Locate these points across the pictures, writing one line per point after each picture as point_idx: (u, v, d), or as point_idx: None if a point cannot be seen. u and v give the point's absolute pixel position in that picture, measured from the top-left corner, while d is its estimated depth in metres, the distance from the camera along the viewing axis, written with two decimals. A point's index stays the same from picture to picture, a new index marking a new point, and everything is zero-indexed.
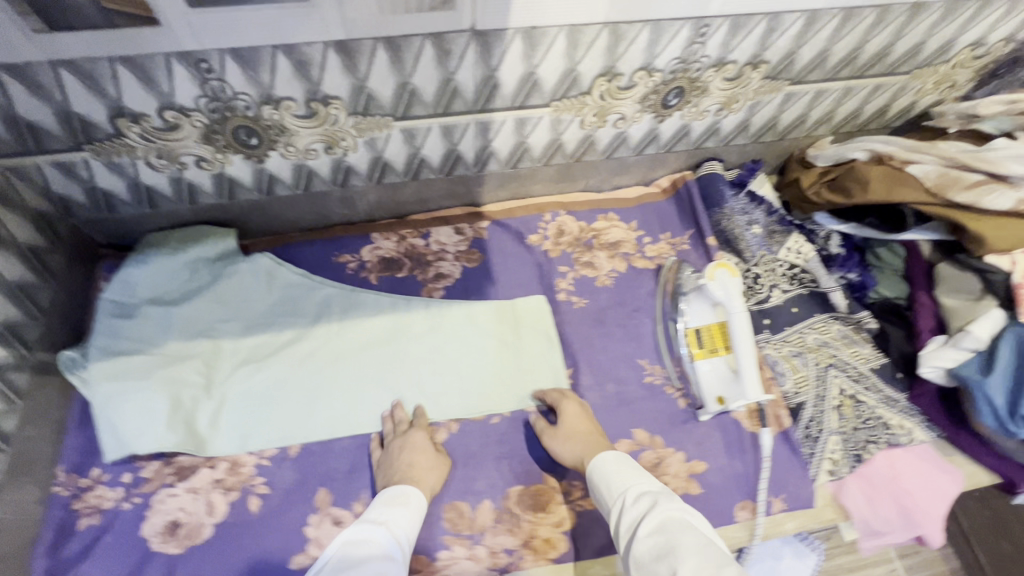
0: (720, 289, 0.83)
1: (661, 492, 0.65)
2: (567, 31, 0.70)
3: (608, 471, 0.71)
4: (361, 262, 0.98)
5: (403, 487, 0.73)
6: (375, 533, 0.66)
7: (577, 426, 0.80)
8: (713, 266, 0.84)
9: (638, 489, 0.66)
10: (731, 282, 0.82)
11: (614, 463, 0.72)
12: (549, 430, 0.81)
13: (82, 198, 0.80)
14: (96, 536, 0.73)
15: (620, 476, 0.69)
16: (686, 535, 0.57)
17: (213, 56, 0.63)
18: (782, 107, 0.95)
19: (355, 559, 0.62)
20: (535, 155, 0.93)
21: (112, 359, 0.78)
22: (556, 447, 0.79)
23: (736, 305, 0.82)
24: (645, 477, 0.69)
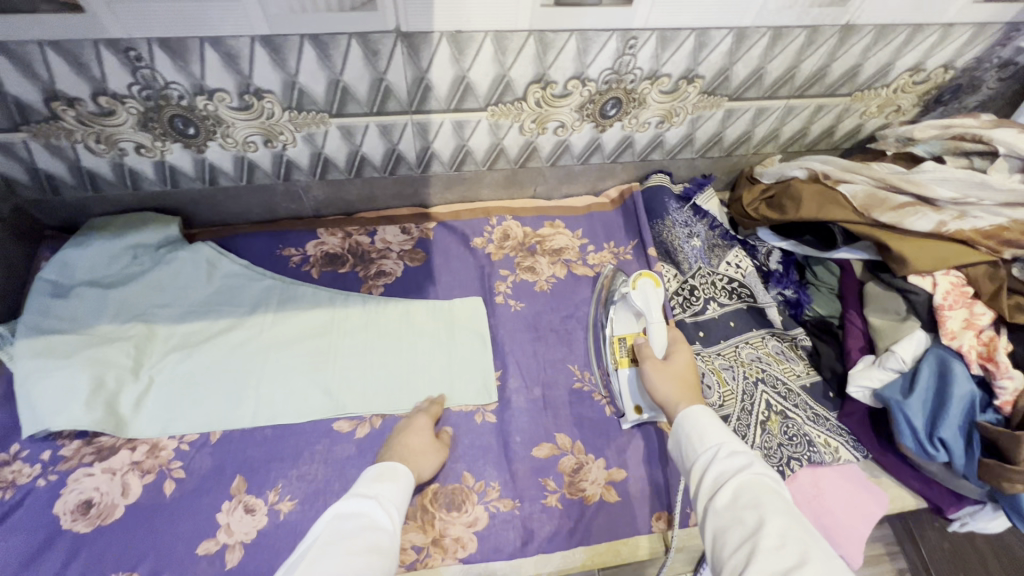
0: (641, 297, 0.87)
1: (756, 457, 0.58)
2: (493, 36, 0.72)
3: (699, 422, 0.63)
4: (305, 256, 0.99)
5: (391, 463, 0.70)
6: (365, 506, 0.61)
7: (689, 371, 0.75)
8: (637, 275, 0.89)
9: (732, 445, 0.60)
10: (654, 291, 0.87)
11: (704, 415, 0.64)
12: (658, 365, 0.75)
13: (26, 178, 0.82)
14: (8, 511, 0.74)
15: (711, 427, 0.63)
16: (775, 502, 0.52)
17: (140, 44, 0.66)
18: (724, 123, 0.96)
19: (347, 530, 0.57)
20: (478, 158, 0.95)
21: (40, 336, 0.79)
22: (650, 379, 0.74)
23: (655, 313, 0.86)
24: (736, 437, 0.62)
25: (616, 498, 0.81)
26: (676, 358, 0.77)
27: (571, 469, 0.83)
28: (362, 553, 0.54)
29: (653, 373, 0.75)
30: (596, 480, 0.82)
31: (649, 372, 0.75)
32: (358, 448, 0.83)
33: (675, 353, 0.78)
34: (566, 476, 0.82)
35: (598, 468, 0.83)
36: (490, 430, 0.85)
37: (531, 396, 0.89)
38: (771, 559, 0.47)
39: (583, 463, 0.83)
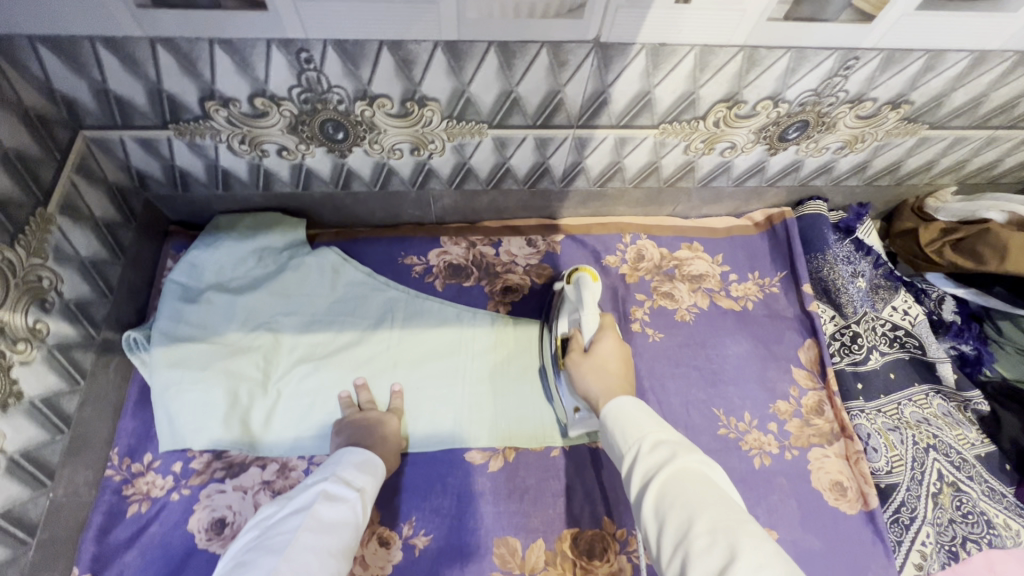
0: (575, 293, 0.79)
1: (681, 445, 0.54)
2: (699, 50, 0.63)
3: (621, 419, 0.59)
4: (428, 266, 0.93)
5: (371, 456, 0.70)
6: (349, 496, 0.64)
7: (612, 360, 0.71)
8: (574, 270, 0.81)
9: (656, 438, 0.55)
10: (589, 285, 0.78)
11: (629, 406, 0.61)
12: (578, 359, 0.72)
13: (159, 174, 0.77)
14: (143, 525, 0.70)
15: (632, 423, 0.58)
16: (705, 494, 0.47)
17: (315, 46, 0.59)
18: (911, 151, 0.85)
19: (327, 524, 0.60)
20: (627, 176, 0.86)
21: (174, 344, 0.76)
22: (575, 377, 0.72)
23: (589, 305, 0.77)
24: (663, 426, 0.57)
25: None
26: (601, 348, 0.72)
27: None
28: (336, 558, 0.57)
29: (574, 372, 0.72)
30: None
31: (573, 369, 0.72)
32: (492, 482, 0.78)
33: (600, 340, 0.73)
34: None
35: None
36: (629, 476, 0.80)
37: None
38: (701, 563, 0.42)
39: None
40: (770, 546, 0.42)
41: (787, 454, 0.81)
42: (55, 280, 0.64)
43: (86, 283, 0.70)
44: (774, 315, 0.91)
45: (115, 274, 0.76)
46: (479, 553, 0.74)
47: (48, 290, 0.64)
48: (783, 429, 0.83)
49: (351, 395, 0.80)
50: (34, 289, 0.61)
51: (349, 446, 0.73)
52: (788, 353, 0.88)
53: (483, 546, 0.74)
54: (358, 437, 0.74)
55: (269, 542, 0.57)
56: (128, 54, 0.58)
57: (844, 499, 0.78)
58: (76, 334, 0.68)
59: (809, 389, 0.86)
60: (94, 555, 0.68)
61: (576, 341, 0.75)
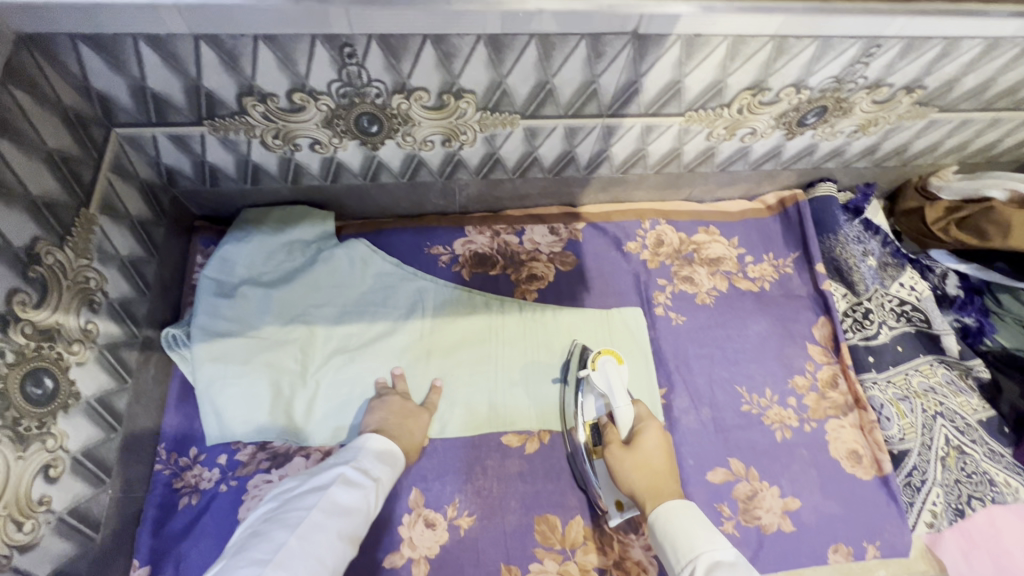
0: (601, 379, 0.78)
1: (739, 571, 0.55)
2: (731, 41, 0.65)
3: (676, 528, 0.61)
4: (453, 255, 0.94)
5: (394, 446, 0.73)
6: (367, 483, 0.66)
7: (656, 453, 0.71)
8: (598, 354, 0.80)
9: (713, 560, 0.56)
10: (616, 371, 0.78)
11: (685, 518, 0.62)
12: (620, 454, 0.72)
13: (188, 170, 0.77)
14: (196, 516, 0.72)
15: (691, 539, 0.59)
16: None
17: (359, 40, 0.59)
18: (919, 134, 0.88)
19: (340, 508, 0.62)
20: (649, 162, 0.88)
21: (214, 340, 0.77)
22: (616, 471, 0.71)
23: (619, 395, 0.76)
24: (721, 544, 0.58)
25: (791, 528, 0.79)
26: (644, 438, 0.72)
27: (746, 496, 0.81)
28: (344, 541, 0.60)
29: (615, 466, 0.72)
30: (771, 508, 0.80)
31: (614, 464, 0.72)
32: (529, 464, 0.81)
33: (640, 432, 0.73)
34: (740, 503, 0.80)
35: (773, 497, 0.81)
36: None
37: (700, 417, 0.86)
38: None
39: (758, 491, 0.81)
40: None
41: (806, 426, 0.86)
42: (100, 280, 0.64)
43: (126, 282, 0.70)
44: (789, 295, 0.95)
45: (151, 271, 0.76)
46: (521, 530, 0.77)
47: (95, 290, 0.63)
48: (801, 403, 0.87)
49: (388, 383, 0.83)
50: (83, 289, 0.61)
51: (373, 431, 0.74)
52: (804, 330, 0.93)
53: (526, 523, 0.78)
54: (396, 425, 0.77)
55: (283, 513, 0.60)
56: (170, 51, 0.58)
57: (859, 466, 0.84)
58: (121, 332, 0.69)
59: (824, 364, 0.90)
60: (152, 547, 0.70)
61: (612, 433, 0.75)
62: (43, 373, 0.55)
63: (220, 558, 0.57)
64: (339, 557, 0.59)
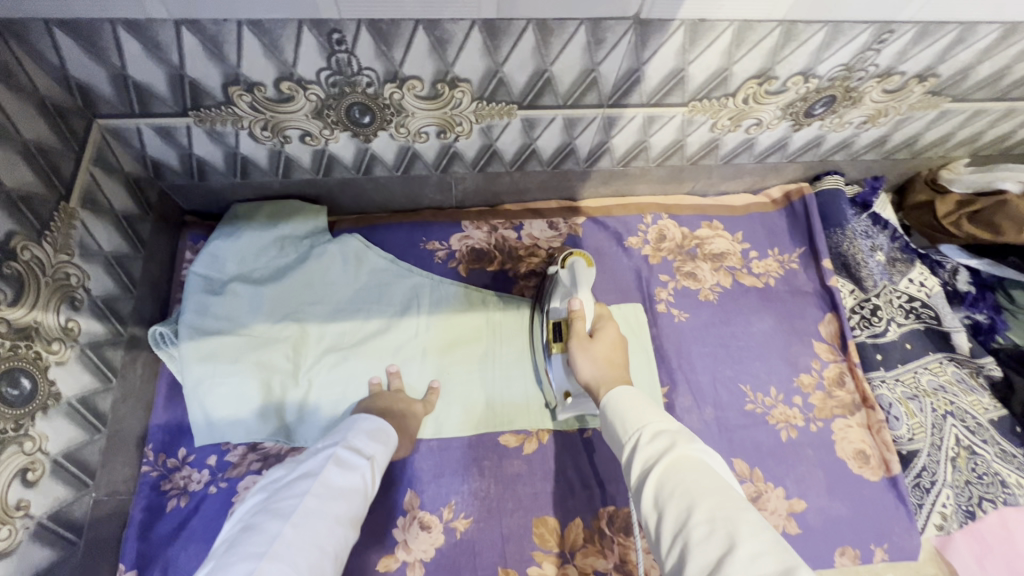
0: (571, 279, 0.78)
1: (682, 434, 0.53)
2: (737, 26, 0.62)
3: (624, 407, 0.60)
4: (450, 251, 0.92)
5: (384, 424, 0.71)
6: (361, 465, 0.64)
7: (614, 346, 0.74)
8: (570, 254, 0.79)
9: (657, 429, 0.55)
10: (587, 271, 0.78)
11: (632, 398, 0.61)
12: (584, 344, 0.73)
13: (176, 164, 0.74)
14: (184, 518, 0.70)
15: (637, 414, 0.58)
16: (706, 480, 0.46)
17: (348, 26, 0.57)
18: (930, 125, 0.85)
19: (335, 492, 0.60)
20: (651, 155, 0.86)
21: (203, 338, 0.75)
22: (576, 358, 0.72)
23: (585, 291, 0.77)
24: (665, 416, 0.57)
25: (797, 531, 0.77)
26: (605, 335, 0.74)
27: (750, 498, 0.79)
28: (342, 526, 0.58)
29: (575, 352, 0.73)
30: (776, 510, 0.78)
31: (576, 352, 0.72)
32: (528, 465, 0.79)
33: (602, 329, 0.75)
34: None
35: (778, 498, 0.79)
36: None
37: (703, 417, 0.83)
38: (700, 552, 0.41)
39: (762, 492, 0.79)
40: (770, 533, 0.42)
41: (812, 426, 0.84)
42: (82, 277, 0.62)
43: (110, 279, 0.67)
44: (795, 291, 0.93)
45: (137, 268, 0.73)
46: (519, 532, 0.75)
47: (77, 287, 0.61)
48: (807, 402, 0.85)
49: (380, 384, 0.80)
50: (63, 286, 0.59)
51: (362, 414, 0.72)
52: (809, 327, 0.90)
53: (524, 525, 0.76)
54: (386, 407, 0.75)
55: (276, 501, 0.57)
56: (151, 37, 0.55)
57: (866, 467, 0.81)
58: (106, 331, 0.66)
59: (830, 362, 0.88)
60: (138, 551, 0.68)
61: (576, 323, 0.75)
62: (20, 374, 0.53)
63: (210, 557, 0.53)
64: (339, 541, 0.57)
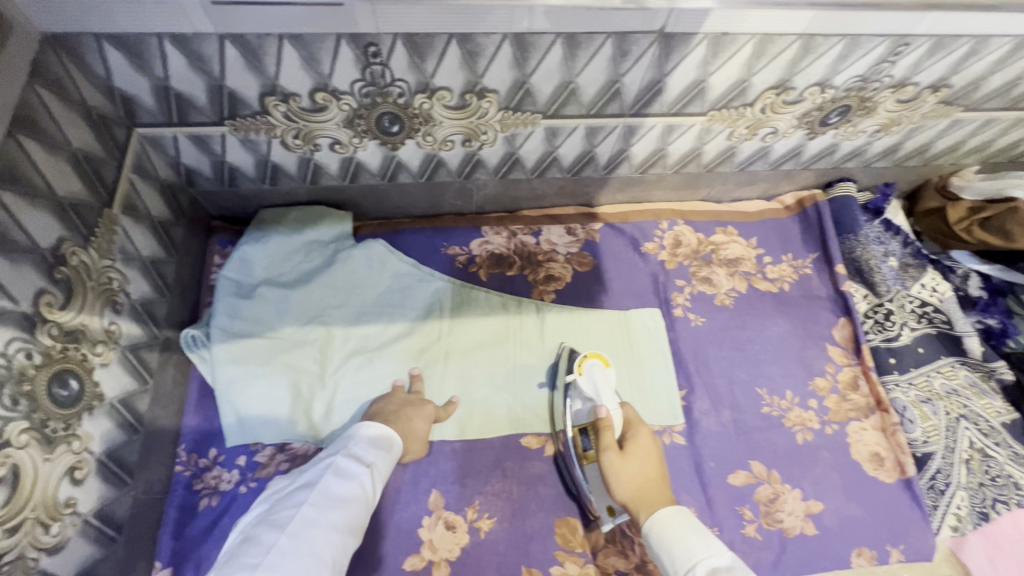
0: (590, 385, 0.79)
1: None
2: (758, 39, 0.64)
3: (671, 539, 0.61)
4: (470, 256, 0.93)
5: (386, 430, 0.72)
6: (360, 472, 0.66)
7: (649, 457, 0.72)
8: (584, 357, 0.81)
9: (711, 564, 0.57)
10: (603, 374, 0.80)
11: (676, 524, 0.62)
12: (617, 460, 0.70)
13: (208, 170, 0.76)
14: (215, 518, 0.71)
15: (685, 545, 0.59)
16: None
17: (384, 40, 0.59)
18: (941, 133, 0.87)
19: (334, 501, 0.63)
20: (669, 162, 0.88)
21: (234, 341, 0.77)
22: (611, 475, 0.70)
23: (608, 398, 0.77)
24: (715, 546, 0.59)
25: (814, 532, 0.79)
26: (636, 446, 0.73)
27: (768, 499, 0.80)
28: (340, 533, 0.61)
29: (609, 471, 0.70)
30: (794, 511, 0.80)
31: (608, 469, 0.70)
32: (549, 466, 0.81)
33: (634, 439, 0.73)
34: (762, 506, 0.80)
35: (796, 500, 0.80)
36: (682, 453, 0.82)
37: (721, 420, 0.85)
38: None
39: (780, 494, 0.81)
40: None
41: (828, 428, 0.85)
42: (123, 280, 0.64)
43: (147, 283, 0.69)
44: (809, 296, 0.94)
45: (170, 272, 0.75)
46: (543, 533, 0.77)
47: (118, 291, 0.63)
48: (822, 405, 0.87)
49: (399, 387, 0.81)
50: (106, 289, 0.61)
51: (365, 420, 0.74)
52: (823, 331, 0.92)
53: (547, 525, 0.77)
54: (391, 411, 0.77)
55: (277, 511, 0.61)
56: (195, 50, 0.58)
57: (881, 469, 0.83)
58: (143, 334, 0.68)
59: (845, 366, 0.90)
60: (173, 549, 0.70)
61: (606, 434, 0.73)
62: (68, 375, 0.54)
63: (213, 566, 0.58)
64: (338, 548, 0.60)
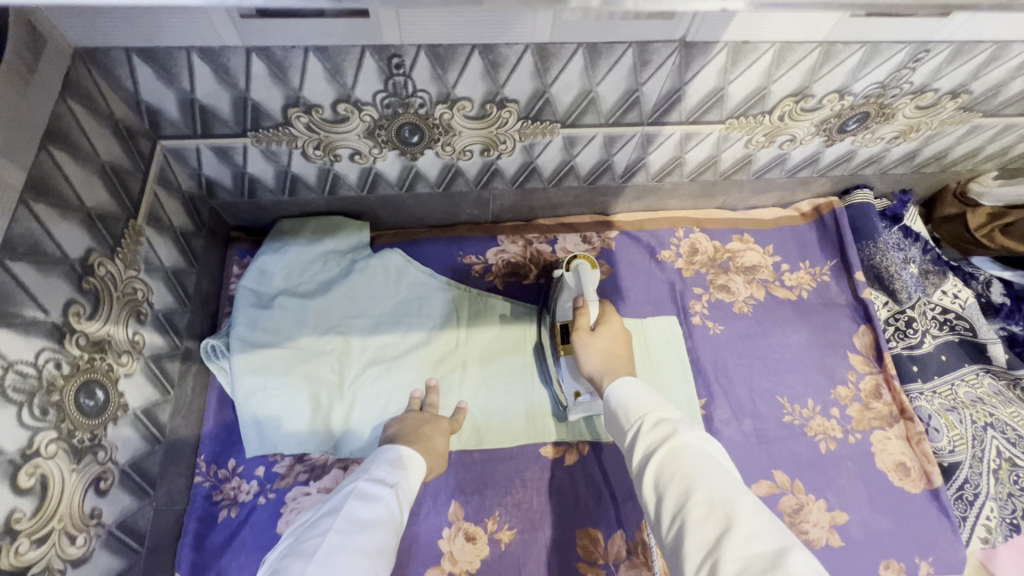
0: (574, 280, 0.80)
1: (683, 423, 0.55)
2: (778, 48, 0.65)
3: (631, 398, 0.61)
4: (486, 265, 0.93)
5: (406, 451, 0.69)
6: (384, 494, 0.62)
7: (618, 340, 0.75)
8: (574, 257, 0.82)
9: (659, 417, 0.57)
10: (589, 272, 0.80)
11: (637, 390, 0.62)
12: (587, 337, 0.74)
13: (228, 181, 0.77)
14: (235, 529, 0.71)
15: (641, 403, 0.60)
16: (708, 466, 0.49)
17: (408, 51, 0.59)
18: (960, 140, 0.87)
19: (361, 525, 0.58)
20: (686, 170, 0.88)
21: (253, 350, 0.76)
22: (582, 354, 0.73)
23: (590, 291, 0.79)
24: (667, 405, 0.59)
25: (840, 543, 0.77)
26: (608, 330, 0.75)
27: (792, 510, 0.79)
28: (370, 558, 0.55)
29: (580, 348, 0.73)
30: (819, 522, 0.78)
31: (580, 346, 0.73)
32: (569, 477, 0.80)
33: (606, 324, 0.76)
34: (787, 517, 0.78)
35: (821, 510, 0.79)
36: None
37: (742, 428, 0.84)
38: (698, 532, 0.45)
39: (804, 504, 0.79)
40: (766, 516, 0.45)
41: (851, 438, 0.84)
42: (147, 291, 0.64)
43: (170, 293, 0.70)
44: (828, 303, 0.94)
45: (191, 282, 0.76)
46: (563, 544, 0.76)
47: (142, 302, 0.63)
48: (845, 414, 0.85)
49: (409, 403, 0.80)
50: (131, 300, 0.61)
51: (387, 443, 0.71)
52: (844, 339, 0.91)
53: (567, 536, 0.76)
54: (410, 431, 0.74)
55: (301, 541, 0.55)
56: (222, 63, 0.58)
57: (907, 479, 0.81)
58: (165, 344, 0.68)
59: (866, 374, 0.88)
60: (193, 560, 0.69)
61: (581, 317, 0.75)
62: (95, 385, 0.55)
63: None
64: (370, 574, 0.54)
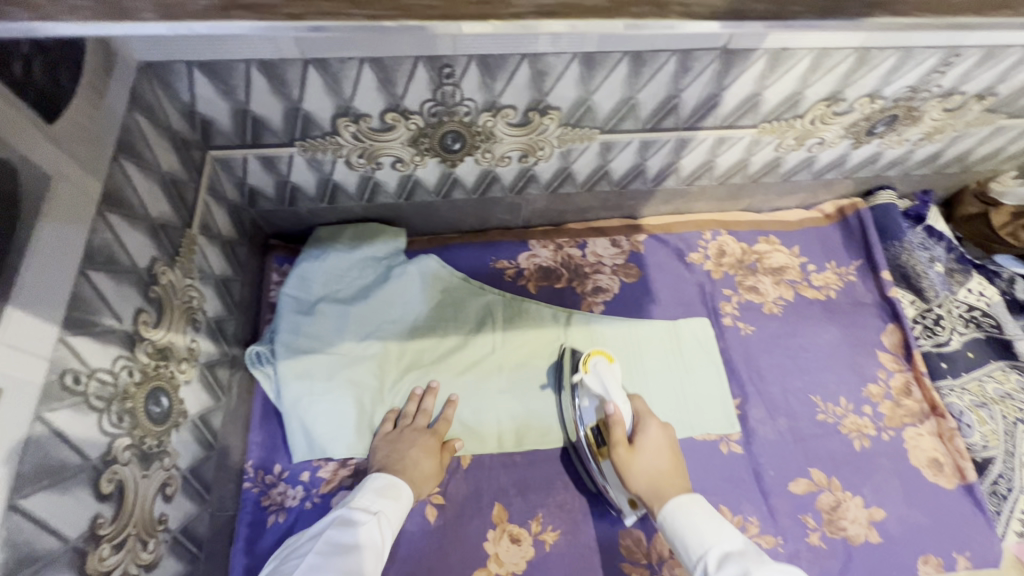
0: (596, 382, 0.76)
1: (751, 555, 0.56)
2: (816, 54, 0.66)
3: (687, 524, 0.61)
4: (519, 269, 0.95)
5: (395, 479, 0.69)
6: (367, 521, 0.63)
7: (663, 451, 0.70)
8: (587, 355, 0.78)
9: (723, 552, 0.57)
10: (609, 370, 0.76)
11: (688, 515, 0.62)
12: (627, 456, 0.69)
13: (271, 191, 0.78)
14: (284, 534, 0.72)
15: (696, 531, 0.60)
16: None
17: (460, 61, 0.61)
18: (983, 141, 0.89)
19: (339, 548, 0.60)
20: (716, 173, 0.89)
21: (298, 356, 0.78)
22: (626, 472, 0.69)
23: (615, 393, 0.74)
24: (727, 532, 0.59)
25: (879, 540, 0.78)
26: (646, 440, 0.71)
27: (829, 507, 0.80)
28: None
29: (623, 468, 0.69)
30: (857, 519, 0.79)
31: (622, 466, 0.69)
32: None
33: (644, 433, 0.71)
34: (825, 515, 0.79)
35: (858, 507, 0.80)
36: (739, 462, 0.82)
37: (777, 428, 0.85)
38: None
39: (841, 501, 0.80)
40: None
41: (884, 435, 0.85)
42: (201, 299, 0.65)
43: (219, 301, 0.71)
44: (856, 303, 0.95)
45: (236, 290, 0.77)
46: (607, 545, 0.77)
47: (197, 309, 0.64)
48: (877, 411, 0.87)
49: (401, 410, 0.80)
50: (187, 308, 0.62)
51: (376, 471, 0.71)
52: (872, 338, 0.92)
53: (610, 536, 0.77)
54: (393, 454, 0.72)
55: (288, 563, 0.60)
56: (278, 74, 0.60)
57: (941, 474, 0.83)
58: (217, 352, 0.69)
59: (896, 372, 0.90)
60: (246, 565, 0.70)
61: (616, 430, 0.71)
62: (160, 393, 0.56)
63: None
64: None
